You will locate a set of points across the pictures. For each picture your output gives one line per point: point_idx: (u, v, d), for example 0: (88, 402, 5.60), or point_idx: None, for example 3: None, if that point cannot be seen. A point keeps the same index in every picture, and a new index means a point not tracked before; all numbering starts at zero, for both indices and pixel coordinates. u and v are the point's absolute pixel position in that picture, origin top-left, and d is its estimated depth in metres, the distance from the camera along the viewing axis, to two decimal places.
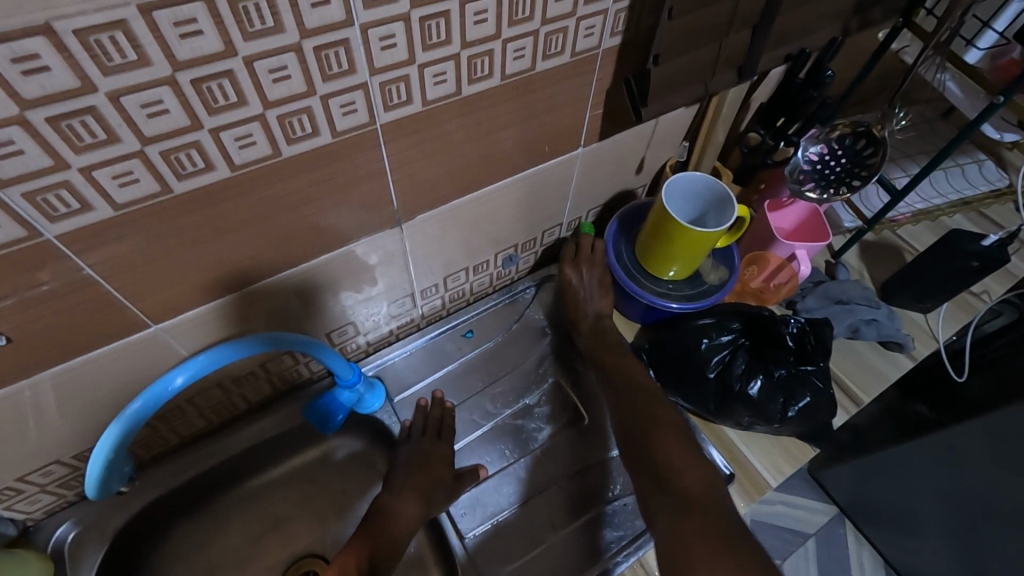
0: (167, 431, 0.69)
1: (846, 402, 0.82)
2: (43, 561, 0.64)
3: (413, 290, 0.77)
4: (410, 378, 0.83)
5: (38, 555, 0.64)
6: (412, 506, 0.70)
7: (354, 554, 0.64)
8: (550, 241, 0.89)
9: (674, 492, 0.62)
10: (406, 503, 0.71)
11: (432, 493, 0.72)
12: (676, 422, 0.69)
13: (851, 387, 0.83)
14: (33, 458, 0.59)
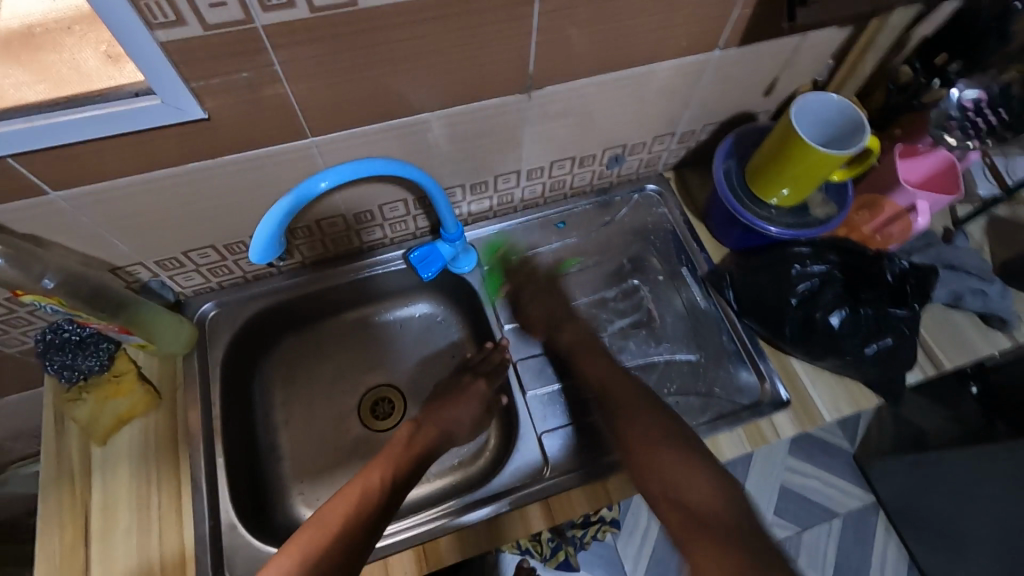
0: (295, 247, 0.80)
1: (925, 363, 0.79)
2: (191, 327, 0.78)
3: (519, 169, 0.81)
4: (501, 252, 0.88)
5: (189, 322, 0.78)
6: (433, 438, 0.74)
7: (386, 474, 0.67)
8: (658, 151, 0.89)
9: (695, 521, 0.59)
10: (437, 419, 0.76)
11: (466, 407, 0.78)
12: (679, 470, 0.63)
13: (935, 350, 0.80)
14: (197, 237, 0.70)
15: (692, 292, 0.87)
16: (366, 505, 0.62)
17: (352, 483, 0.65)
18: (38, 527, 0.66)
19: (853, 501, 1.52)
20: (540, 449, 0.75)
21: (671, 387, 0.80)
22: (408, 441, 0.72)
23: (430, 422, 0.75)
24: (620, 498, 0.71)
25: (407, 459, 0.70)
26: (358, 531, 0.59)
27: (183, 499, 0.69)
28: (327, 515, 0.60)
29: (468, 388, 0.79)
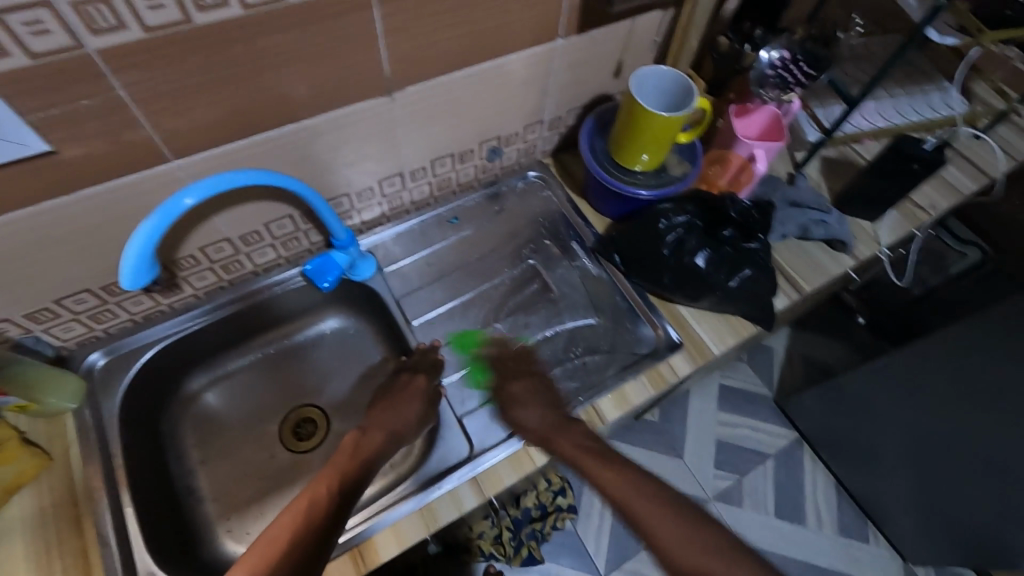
0: (183, 279, 0.78)
1: (787, 289, 0.91)
2: (78, 380, 0.73)
3: (401, 171, 0.85)
4: (399, 255, 0.91)
5: (75, 375, 0.74)
6: (378, 443, 0.73)
7: (332, 484, 0.65)
8: (532, 139, 0.96)
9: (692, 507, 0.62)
10: (383, 424, 0.75)
11: (411, 405, 0.77)
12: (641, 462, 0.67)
13: (795, 277, 0.91)
14: (69, 282, 0.68)
15: (584, 263, 0.93)
16: (308, 518, 0.60)
17: (294, 500, 0.62)
18: None
19: (781, 441, 1.63)
20: (462, 433, 0.78)
21: (578, 351, 0.85)
22: (351, 450, 0.71)
23: (376, 427, 0.75)
24: (543, 461, 0.74)
25: (353, 467, 0.69)
26: (304, 541, 0.57)
27: (91, 560, 0.64)
28: (267, 534, 0.58)
29: (408, 386, 0.79)
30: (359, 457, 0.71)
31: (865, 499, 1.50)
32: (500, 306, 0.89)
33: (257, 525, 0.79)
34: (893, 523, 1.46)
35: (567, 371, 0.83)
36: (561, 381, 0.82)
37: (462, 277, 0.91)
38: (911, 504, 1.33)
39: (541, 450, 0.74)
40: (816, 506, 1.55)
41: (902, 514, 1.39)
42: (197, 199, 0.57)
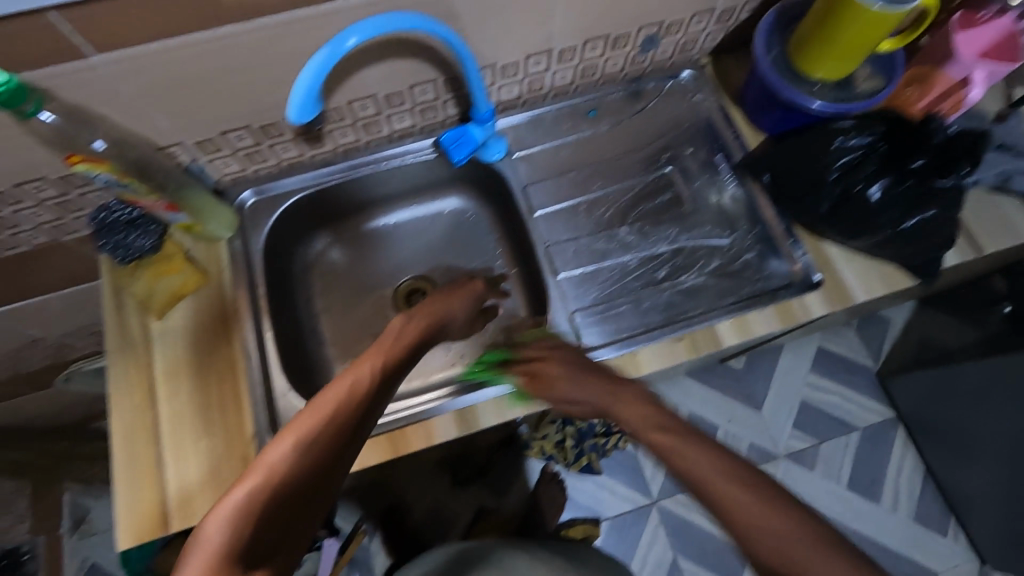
0: (325, 133, 0.80)
1: (964, 247, 0.78)
2: (232, 213, 0.80)
3: (550, 49, 0.79)
4: (529, 142, 0.86)
5: (229, 208, 0.80)
6: (426, 332, 0.67)
7: (387, 367, 0.59)
8: (695, 32, 0.85)
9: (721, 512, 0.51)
10: (426, 319, 0.68)
11: (459, 305, 0.73)
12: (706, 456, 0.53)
13: (976, 235, 0.78)
14: (233, 116, 0.71)
15: (724, 179, 0.84)
16: (363, 401, 0.54)
17: (345, 374, 0.56)
18: (110, 388, 0.71)
19: (873, 417, 1.53)
20: (572, 328, 0.76)
21: (702, 270, 0.79)
22: (400, 335, 0.64)
23: (427, 316, 0.69)
24: (647, 371, 0.72)
25: (400, 353, 0.62)
26: (353, 425, 0.53)
27: (238, 366, 0.74)
28: (321, 407, 0.52)
29: (461, 291, 0.74)
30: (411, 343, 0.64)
31: (956, 496, 1.40)
32: (625, 211, 0.83)
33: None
34: (982, 526, 1.35)
35: (685, 289, 0.78)
36: (679, 298, 0.77)
37: (591, 175, 0.85)
38: (1014, 510, 1.22)
39: (650, 362, 0.72)
40: (896, 489, 1.46)
41: (999, 520, 1.28)
42: (360, 39, 0.57)
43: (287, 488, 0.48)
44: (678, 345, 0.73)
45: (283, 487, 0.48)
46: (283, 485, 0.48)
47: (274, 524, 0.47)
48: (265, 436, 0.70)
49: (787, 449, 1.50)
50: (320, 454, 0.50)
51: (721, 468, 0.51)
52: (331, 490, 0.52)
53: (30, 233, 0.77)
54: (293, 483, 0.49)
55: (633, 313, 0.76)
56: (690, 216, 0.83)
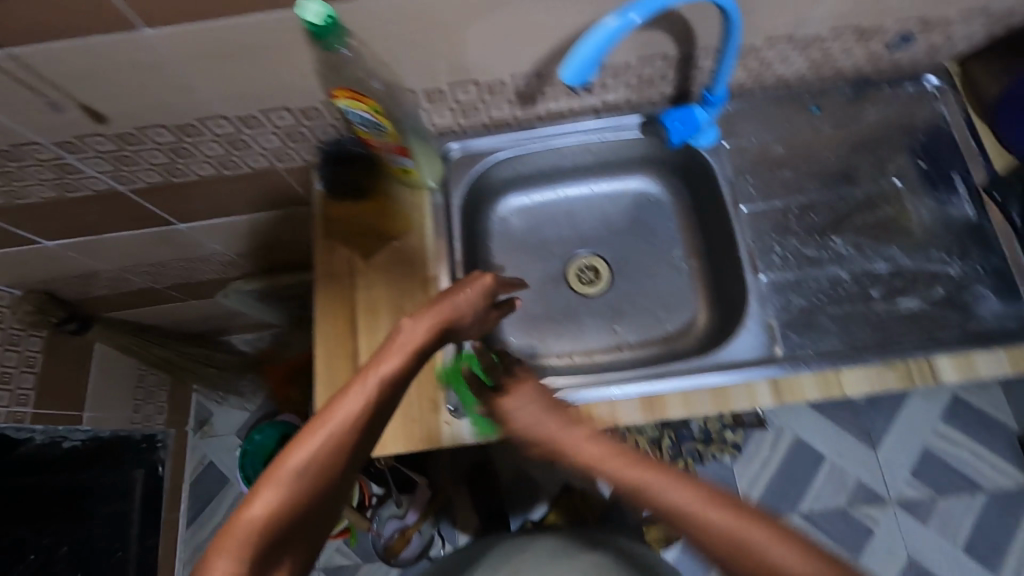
0: (541, 97, 0.79)
1: None
2: (440, 159, 0.83)
3: (795, 36, 0.73)
4: (741, 131, 0.82)
5: (439, 153, 0.83)
6: (437, 328, 0.64)
7: (394, 382, 0.56)
8: (955, 33, 0.76)
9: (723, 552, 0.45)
10: (418, 322, 0.62)
11: (466, 309, 0.68)
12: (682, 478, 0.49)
13: None
14: (469, 71, 0.72)
15: (958, 201, 0.77)
16: (365, 418, 0.52)
17: (355, 385, 0.54)
18: (316, 313, 0.77)
19: (1005, 481, 1.38)
20: (767, 334, 0.73)
21: (925, 296, 0.73)
22: (402, 342, 0.60)
23: (432, 314, 0.64)
24: (852, 393, 0.69)
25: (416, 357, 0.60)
26: (353, 446, 0.51)
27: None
28: (335, 416, 0.51)
29: (468, 283, 0.69)
30: (422, 347, 0.61)
31: None
32: (843, 220, 0.78)
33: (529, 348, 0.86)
34: None
35: (904, 314, 0.72)
36: (890, 322, 0.72)
37: (808, 176, 0.81)
38: None
39: (856, 383, 0.69)
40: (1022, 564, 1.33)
41: None
42: (645, 16, 0.54)
43: (283, 531, 0.45)
44: (887, 372, 0.69)
45: (281, 524, 0.45)
46: (281, 524, 0.46)
47: (292, 535, 0.46)
48: (455, 387, 0.73)
49: (898, 496, 1.39)
50: (322, 487, 0.48)
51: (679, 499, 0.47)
52: (340, 496, 0.50)
53: (255, 156, 0.83)
54: (295, 524, 0.46)
55: (835, 330, 0.72)
56: (910, 235, 0.76)
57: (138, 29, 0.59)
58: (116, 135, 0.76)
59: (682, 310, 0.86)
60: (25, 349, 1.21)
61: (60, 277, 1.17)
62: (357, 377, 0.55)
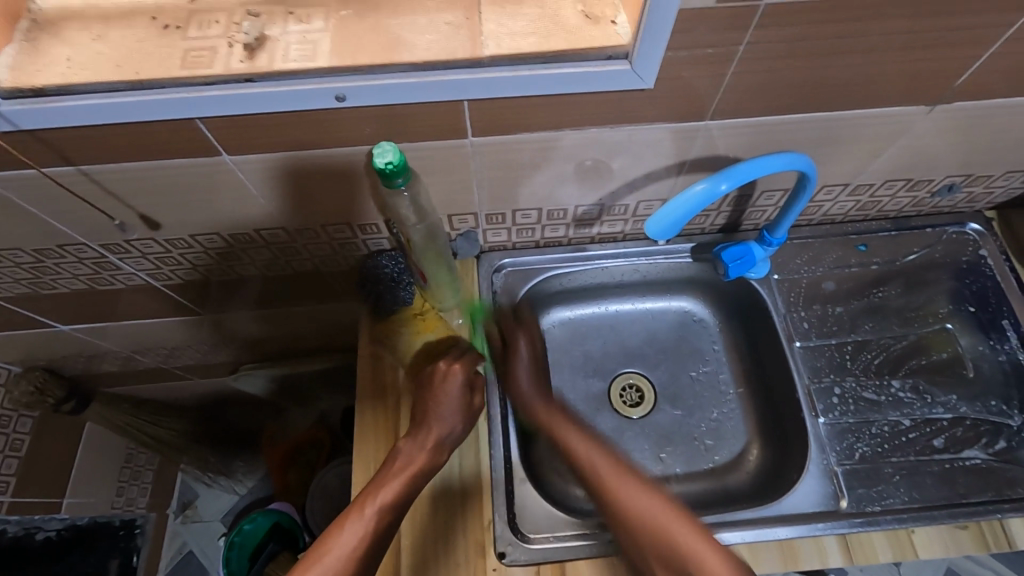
0: (597, 222, 0.79)
1: None
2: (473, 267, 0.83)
3: (850, 183, 0.74)
4: (792, 264, 0.83)
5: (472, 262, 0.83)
6: (429, 448, 0.65)
7: (390, 511, 0.59)
8: (997, 186, 0.78)
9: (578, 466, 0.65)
10: (417, 443, 0.65)
11: (454, 418, 0.67)
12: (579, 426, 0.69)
13: None
14: (532, 201, 0.72)
15: (1014, 348, 0.77)
16: (361, 552, 0.56)
17: (345, 527, 0.57)
18: (357, 434, 0.73)
19: None
20: (832, 484, 0.70)
21: (986, 448, 0.72)
22: (401, 465, 0.63)
23: (422, 437, 0.66)
24: (926, 556, 0.65)
25: (413, 482, 0.63)
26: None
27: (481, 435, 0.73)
28: (326, 562, 0.54)
29: (446, 387, 0.67)
30: (419, 467, 0.64)
31: None
32: (897, 361, 0.80)
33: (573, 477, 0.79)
34: None
35: (970, 467, 0.70)
36: (959, 472, 0.70)
37: (860, 313, 0.83)
38: None
39: (930, 545, 0.65)
40: None
41: None
42: (733, 185, 0.55)
43: None
44: (962, 533, 0.65)
45: None
46: None
47: None
48: (504, 528, 0.67)
49: None
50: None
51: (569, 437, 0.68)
52: None
53: (304, 260, 0.83)
54: None
55: (903, 482, 0.70)
56: (965, 374, 0.78)
57: (220, 156, 0.58)
58: (165, 240, 0.73)
59: (732, 441, 0.82)
60: (14, 432, 1.12)
61: (69, 356, 1.10)
62: (353, 509, 0.59)
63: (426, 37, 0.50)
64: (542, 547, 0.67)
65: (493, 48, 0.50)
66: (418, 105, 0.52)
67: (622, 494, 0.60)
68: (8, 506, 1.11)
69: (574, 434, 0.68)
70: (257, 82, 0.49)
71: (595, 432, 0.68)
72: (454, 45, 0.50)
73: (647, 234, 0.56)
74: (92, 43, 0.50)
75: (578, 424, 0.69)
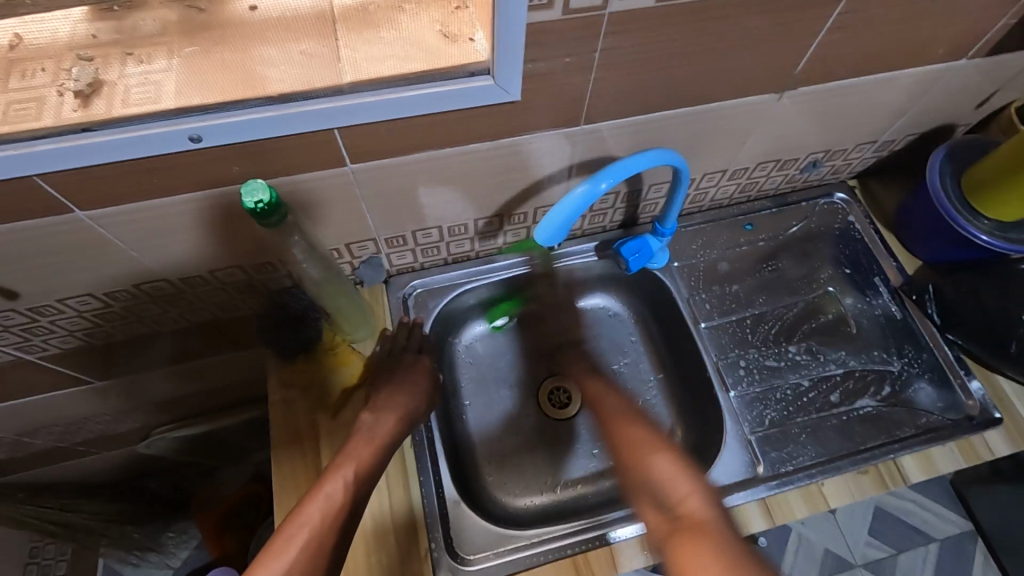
0: (501, 232, 0.79)
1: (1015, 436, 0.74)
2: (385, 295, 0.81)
3: (727, 169, 0.79)
4: (690, 251, 0.87)
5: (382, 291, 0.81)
6: (397, 421, 0.67)
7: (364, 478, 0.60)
8: (853, 158, 0.86)
9: (636, 465, 0.62)
10: (381, 417, 0.66)
11: (419, 396, 0.70)
12: (649, 428, 0.66)
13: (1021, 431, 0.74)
14: (430, 220, 0.71)
15: (886, 302, 0.85)
16: (340, 510, 0.56)
17: (322, 485, 0.58)
18: (275, 487, 0.68)
19: (951, 528, 1.33)
20: (749, 452, 0.74)
21: (875, 396, 0.79)
22: (367, 436, 0.64)
23: (386, 410, 0.67)
24: (836, 504, 0.70)
25: (382, 451, 0.64)
26: (335, 539, 0.55)
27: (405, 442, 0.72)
28: (307, 521, 0.55)
29: (412, 370, 0.72)
30: (386, 439, 0.65)
31: None
32: (792, 328, 0.86)
33: (511, 489, 0.79)
34: None
35: (863, 416, 0.77)
36: (854, 421, 0.77)
37: (755, 287, 0.88)
38: None
39: (838, 493, 0.70)
40: None
41: None
42: (612, 184, 0.57)
43: None
44: (864, 478, 0.71)
45: None
46: None
47: None
48: (441, 555, 0.66)
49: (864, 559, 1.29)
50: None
51: (632, 433, 0.66)
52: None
53: (198, 310, 0.77)
54: None
55: (808, 439, 0.75)
56: (850, 329, 0.86)
57: (72, 212, 0.53)
58: (29, 309, 0.66)
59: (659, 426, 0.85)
60: None
61: None
62: (324, 479, 0.59)
63: (281, 69, 0.49)
64: (482, 567, 0.66)
65: (352, 75, 0.49)
66: (284, 138, 0.51)
67: (669, 480, 0.59)
68: None
69: (634, 428, 0.67)
70: (97, 131, 0.46)
71: (659, 432, 0.66)
72: (312, 74, 0.49)
73: (535, 237, 0.58)
74: None
75: (645, 421, 0.68)
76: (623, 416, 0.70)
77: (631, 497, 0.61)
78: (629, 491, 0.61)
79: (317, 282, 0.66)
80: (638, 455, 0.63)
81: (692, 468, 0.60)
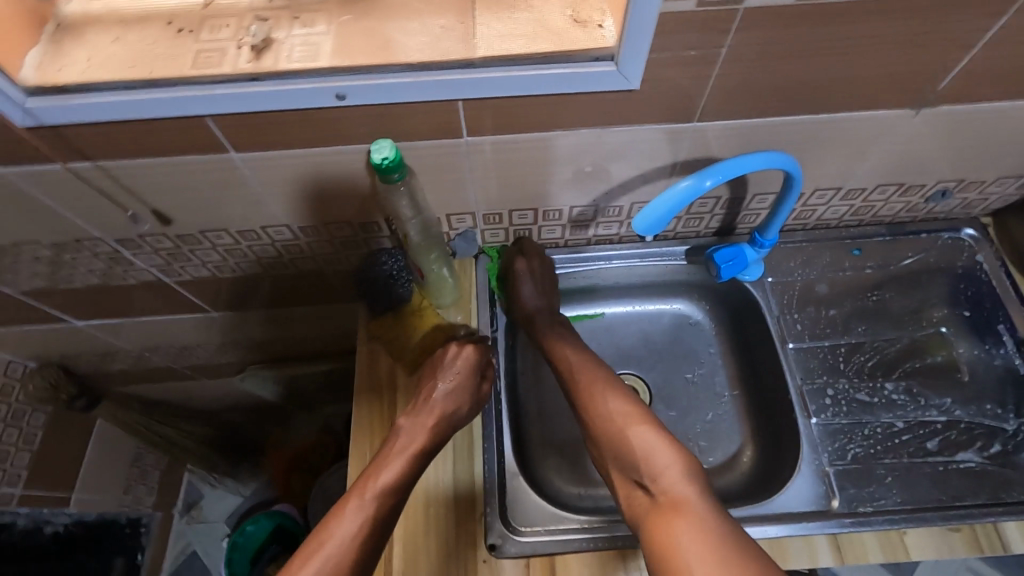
0: (593, 223, 0.80)
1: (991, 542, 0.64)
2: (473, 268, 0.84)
3: (842, 186, 0.75)
4: (787, 268, 0.84)
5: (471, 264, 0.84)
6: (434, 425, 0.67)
7: (392, 491, 0.62)
8: (990, 192, 0.79)
9: (613, 434, 0.65)
10: (420, 422, 0.67)
11: (459, 397, 0.70)
12: (623, 396, 0.68)
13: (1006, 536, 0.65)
14: (527, 201, 0.74)
15: (1009, 352, 0.77)
16: (365, 533, 0.59)
17: (352, 502, 0.60)
18: (354, 428, 0.74)
19: None
20: (824, 484, 0.70)
21: (981, 451, 0.72)
22: (403, 442, 0.66)
23: (426, 414, 0.68)
24: (919, 558, 0.64)
25: (416, 459, 0.65)
26: (359, 558, 0.57)
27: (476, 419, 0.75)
28: (332, 538, 0.58)
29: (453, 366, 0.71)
30: (421, 445, 0.66)
31: None
32: (891, 364, 0.80)
33: (566, 477, 0.80)
34: None
35: (965, 470, 0.70)
36: (952, 474, 0.70)
37: (855, 316, 0.83)
38: None
39: (921, 546, 0.64)
40: None
41: None
42: (717, 182, 0.57)
43: None
44: (955, 535, 0.65)
45: None
46: None
47: None
48: (495, 520, 0.68)
49: None
50: None
51: (613, 405, 0.67)
52: None
53: (307, 259, 0.85)
54: None
55: (894, 483, 0.70)
56: (960, 376, 0.78)
57: (228, 153, 0.61)
58: (176, 236, 0.76)
59: (727, 443, 0.82)
60: (27, 425, 1.12)
61: (84, 353, 1.12)
62: (356, 492, 0.61)
63: (422, 41, 0.53)
64: (531, 540, 0.67)
65: (484, 50, 0.53)
66: (414, 104, 0.55)
67: (649, 456, 0.62)
68: (19, 498, 1.11)
69: (611, 397, 0.68)
70: (262, 81, 0.52)
71: (634, 398, 0.68)
72: (448, 47, 0.53)
73: (637, 228, 0.58)
74: (112, 44, 0.54)
75: (620, 388, 0.69)
76: (592, 373, 0.71)
77: (602, 462, 0.67)
78: (599, 453, 0.67)
79: (417, 241, 0.71)
80: (613, 428, 0.65)
81: (673, 447, 0.62)
